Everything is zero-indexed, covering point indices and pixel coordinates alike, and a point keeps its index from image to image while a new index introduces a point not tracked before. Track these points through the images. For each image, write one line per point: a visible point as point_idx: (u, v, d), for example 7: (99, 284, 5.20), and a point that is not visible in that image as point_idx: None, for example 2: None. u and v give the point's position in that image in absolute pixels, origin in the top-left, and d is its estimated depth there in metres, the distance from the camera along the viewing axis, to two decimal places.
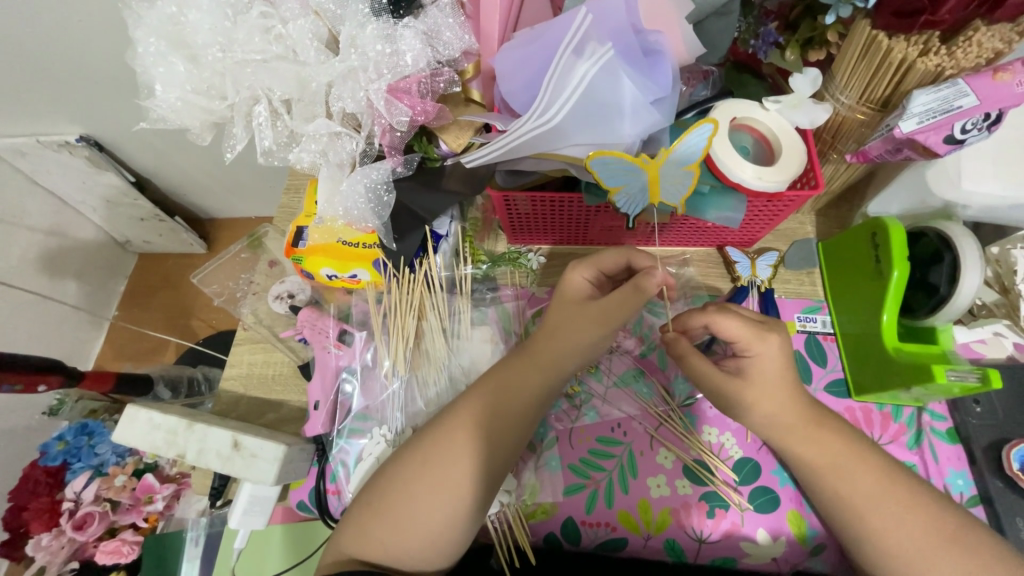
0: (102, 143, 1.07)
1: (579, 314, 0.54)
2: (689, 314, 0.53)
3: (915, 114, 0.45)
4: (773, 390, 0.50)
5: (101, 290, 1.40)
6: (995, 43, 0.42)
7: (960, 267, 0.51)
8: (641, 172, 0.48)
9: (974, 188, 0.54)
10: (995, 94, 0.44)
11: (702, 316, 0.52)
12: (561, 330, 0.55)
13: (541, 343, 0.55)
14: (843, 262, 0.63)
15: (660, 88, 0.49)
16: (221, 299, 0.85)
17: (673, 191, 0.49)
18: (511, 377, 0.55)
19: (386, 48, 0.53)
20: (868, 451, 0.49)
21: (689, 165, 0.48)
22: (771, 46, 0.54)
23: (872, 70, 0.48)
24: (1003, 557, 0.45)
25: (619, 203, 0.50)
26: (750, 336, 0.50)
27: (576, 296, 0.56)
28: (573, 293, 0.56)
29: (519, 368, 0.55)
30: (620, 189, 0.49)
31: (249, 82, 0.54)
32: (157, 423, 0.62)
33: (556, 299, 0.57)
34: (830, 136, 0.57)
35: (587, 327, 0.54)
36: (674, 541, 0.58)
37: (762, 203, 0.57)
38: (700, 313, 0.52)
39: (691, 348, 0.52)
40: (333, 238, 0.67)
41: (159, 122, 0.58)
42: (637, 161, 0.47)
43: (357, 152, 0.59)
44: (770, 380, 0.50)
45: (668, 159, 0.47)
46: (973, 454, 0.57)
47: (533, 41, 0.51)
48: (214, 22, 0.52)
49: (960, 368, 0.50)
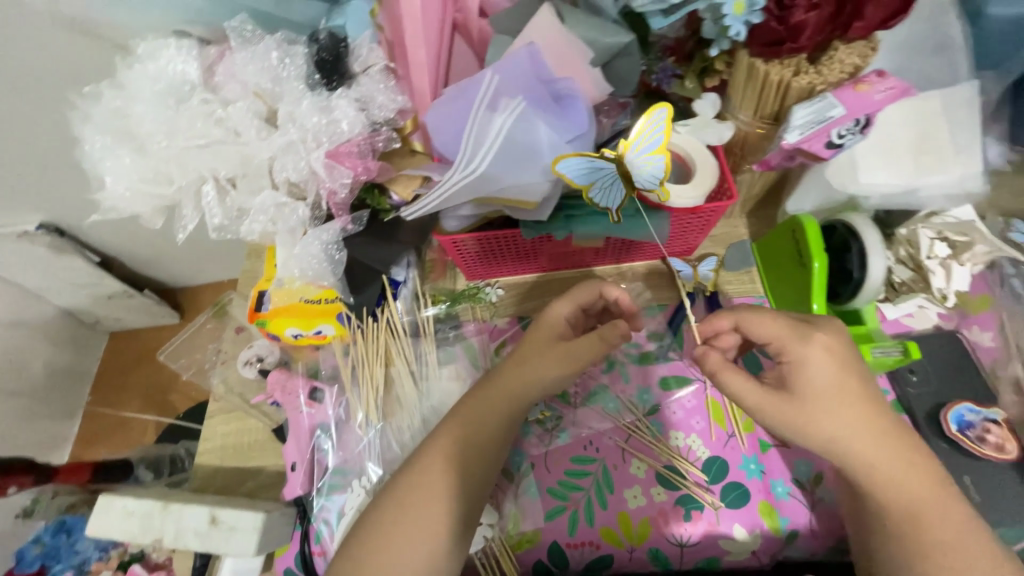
0: (62, 228, 1.05)
1: (551, 351, 0.57)
2: (718, 315, 0.55)
3: (797, 126, 0.50)
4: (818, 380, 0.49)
5: (73, 377, 1.37)
6: (854, 59, 0.49)
7: (866, 253, 0.56)
8: (604, 165, 0.48)
9: (870, 180, 0.59)
10: (859, 101, 0.49)
11: (731, 316, 0.54)
12: (532, 362, 0.57)
13: (511, 372, 0.57)
14: (775, 261, 0.68)
15: (574, 128, 0.53)
16: (189, 372, 0.83)
17: (649, 175, 0.49)
18: (480, 413, 0.56)
19: (322, 119, 0.58)
20: None
21: (655, 150, 0.48)
22: (671, 78, 0.61)
23: (759, 91, 0.53)
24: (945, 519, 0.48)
25: (595, 197, 0.51)
26: (788, 335, 0.51)
27: (550, 332, 0.58)
28: (545, 324, 0.59)
29: (488, 404, 0.57)
30: (591, 185, 0.50)
31: (194, 165, 0.57)
32: (131, 509, 0.61)
33: (534, 330, 0.60)
34: (739, 149, 0.62)
35: (554, 365, 0.56)
36: (657, 549, 0.60)
37: (687, 217, 0.61)
38: (730, 313, 0.54)
39: (723, 364, 0.50)
40: (294, 299, 0.69)
41: (110, 211, 0.60)
42: (597, 156, 0.48)
43: (306, 218, 0.61)
44: (827, 369, 0.49)
45: (630, 147, 0.48)
46: (918, 423, 0.61)
47: (455, 99, 0.55)
48: (156, 113, 0.56)
49: (885, 344, 0.56)
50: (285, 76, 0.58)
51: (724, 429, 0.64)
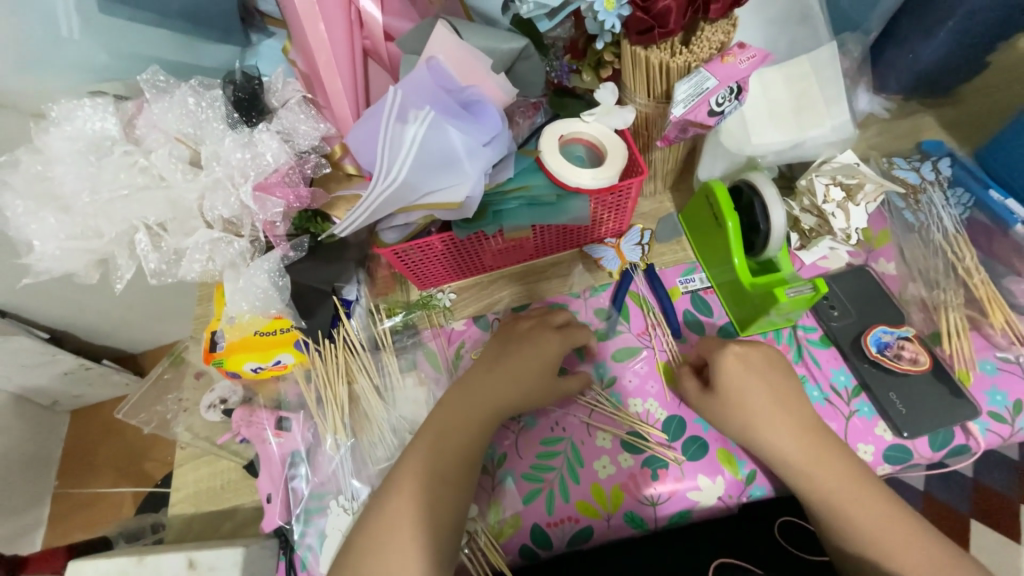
0: (3, 308, 1.02)
1: (550, 379, 0.64)
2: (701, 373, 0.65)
3: (680, 101, 0.55)
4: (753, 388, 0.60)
5: (37, 459, 1.31)
6: (719, 36, 0.56)
7: (768, 207, 0.62)
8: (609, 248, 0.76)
9: (761, 140, 0.66)
10: (728, 73, 0.55)
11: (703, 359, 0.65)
12: (532, 389, 0.63)
13: (510, 397, 0.62)
14: (700, 228, 0.73)
15: (488, 130, 0.57)
16: (150, 427, 0.80)
17: (632, 254, 0.75)
18: (468, 428, 0.60)
19: (246, 154, 0.60)
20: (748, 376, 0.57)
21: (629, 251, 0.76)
22: (570, 73, 0.68)
23: (646, 76, 0.59)
24: None
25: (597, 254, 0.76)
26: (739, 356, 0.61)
27: (553, 361, 0.65)
28: (547, 351, 0.65)
29: (484, 425, 0.61)
30: (602, 258, 0.76)
31: (123, 215, 0.58)
32: (104, 570, 0.60)
33: (536, 357, 0.64)
34: (645, 129, 0.67)
35: (551, 393, 0.64)
36: (632, 513, 0.63)
37: (608, 197, 0.66)
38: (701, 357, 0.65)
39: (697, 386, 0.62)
40: (247, 332, 0.70)
41: (43, 274, 0.60)
42: (603, 242, 0.76)
43: (245, 249, 0.62)
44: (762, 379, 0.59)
45: (625, 240, 0.76)
46: (844, 351, 0.66)
47: (372, 117, 0.57)
48: (79, 170, 0.57)
49: (797, 283, 0.62)
50: (204, 118, 0.60)
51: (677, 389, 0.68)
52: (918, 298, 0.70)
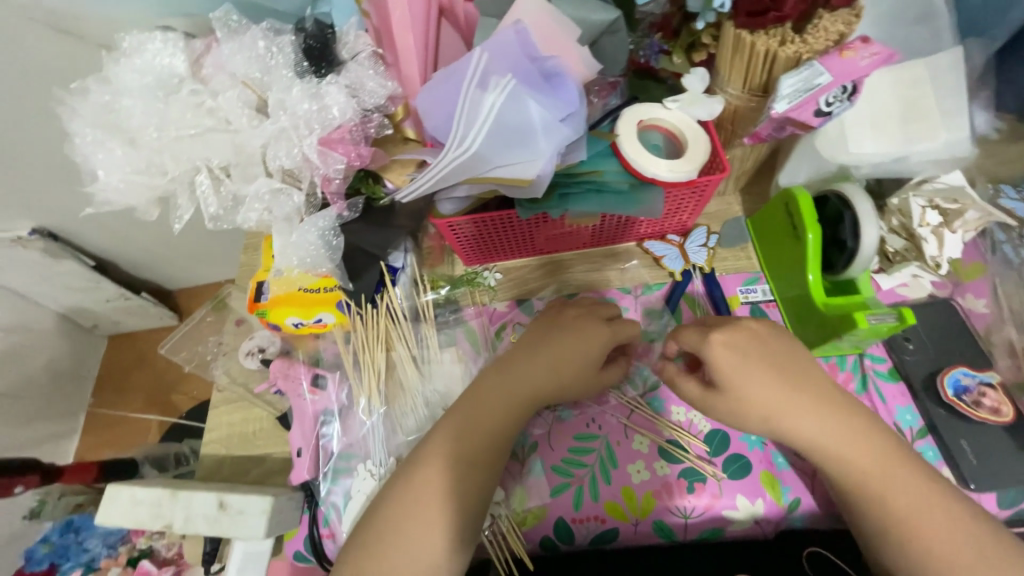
0: (56, 232, 1.06)
1: (590, 370, 0.61)
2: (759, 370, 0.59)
3: (786, 95, 0.50)
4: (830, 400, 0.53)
5: (74, 379, 1.37)
6: (837, 26, 0.49)
7: (859, 220, 0.57)
8: (672, 247, 0.72)
9: (860, 150, 0.60)
10: (846, 69, 0.49)
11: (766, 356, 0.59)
12: (569, 377, 0.60)
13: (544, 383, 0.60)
14: (770, 236, 0.68)
15: (566, 105, 0.54)
16: (191, 365, 0.84)
17: (696, 256, 0.71)
18: (498, 412, 0.58)
19: (313, 105, 0.58)
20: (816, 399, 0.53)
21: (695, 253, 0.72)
22: (658, 53, 0.62)
23: (746, 64, 0.53)
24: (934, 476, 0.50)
25: (659, 253, 0.72)
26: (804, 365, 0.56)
27: (597, 355, 0.61)
28: (591, 344, 0.61)
29: (514, 409, 0.59)
30: (663, 257, 0.72)
31: (187, 155, 0.57)
32: (139, 499, 0.61)
33: (579, 345, 0.61)
34: (730, 124, 0.62)
35: (588, 382, 0.61)
36: (661, 522, 0.61)
37: (682, 192, 0.61)
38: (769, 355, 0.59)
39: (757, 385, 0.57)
40: (293, 287, 0.69)
41: (105, 205, 0.60)
42: (667, 240, 0.73)
43: (302, 204, 0.61)
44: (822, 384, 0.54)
45: (688, 241, 0.72)
46: (915, 389, 0.62)
47: (447, 79, 0.54)
48: (147, 104, 0.56)
49: (880, 310, 0.57)
50: (273, 64, 0.58)
51: None
52: (1006, 341, 0.64)
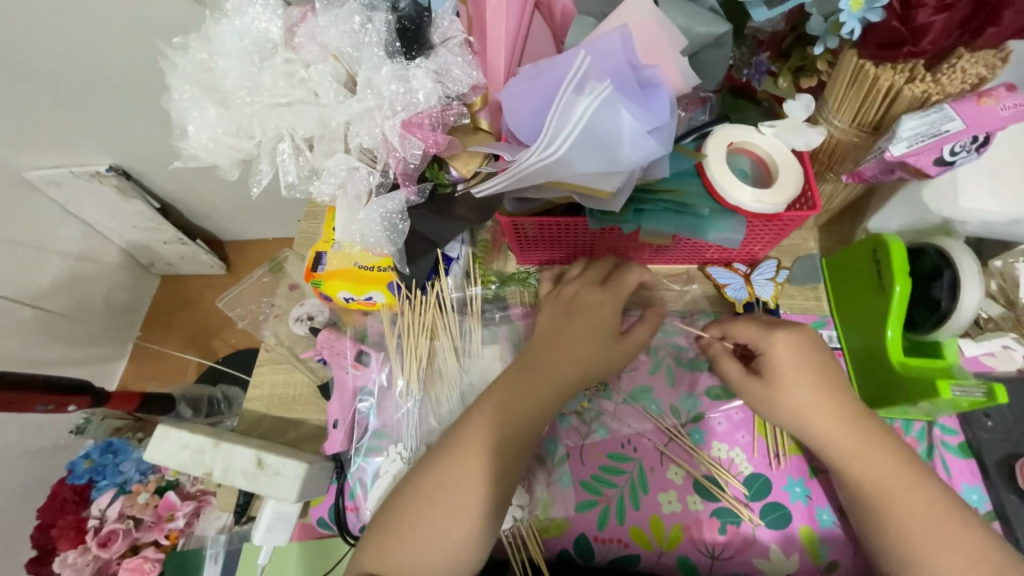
0: (129, 172, 1.13)
1: (606, 336, 0.60)
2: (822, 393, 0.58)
3: (904, 138, 0.47)
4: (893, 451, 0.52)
5: (128, 311, 1.46)
6: (978, 69, 0.45)
7: (960, 282, 0.53)
8: (737, 276, 0.68)
9: (971, 205, 0.55)
10: (981, 117, 0.46)
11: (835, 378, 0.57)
12: (586, 349, 0.60)
13: (562, 362, 0.59)
14: (847, 280, 0.64)
15: (658, 117, 0.51)
16: (243, 322, 0.88)
17: (762, 290, 0.66)
18: (519, 397, 0.57)
19: (399, 87, 0.58)
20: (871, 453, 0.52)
21: (763, 286, 0.66)
22: (764, 75, 0.58)
23: (862, 96, 0.50)
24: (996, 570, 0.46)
25: (722, 279, 0.68)
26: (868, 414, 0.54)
27: (607, 322, 0.61)
28: (596, 313, 0.61)
29: (535, 393, 0.57)
30: (725, 285, 0.68)
31: (274, 123, 0.58)
32: (185, 442, 0.65)
33: (588, 321, 0.61)
34: (827, 157, 0.59)
35: (608, 347, 0.60)
36: (686, 558, 0.59)
37: (762, 224, 0.58)
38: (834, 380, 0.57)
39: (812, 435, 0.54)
40: (350, 262, 0.71)
41: (191, 160, 0.62)
42: (733, 268, 0.68)
43: (374, 183, 0.62)
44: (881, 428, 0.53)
45: (756, 271, 0.67)
46: (986, 469, 0.57)
47: (538, 76, 0.53)
48: (241, 67, 0.57)
49: (966, 383, 0.52)
50: (365, 41, 0.57)
51: (769, 446, 0.62)
52: None
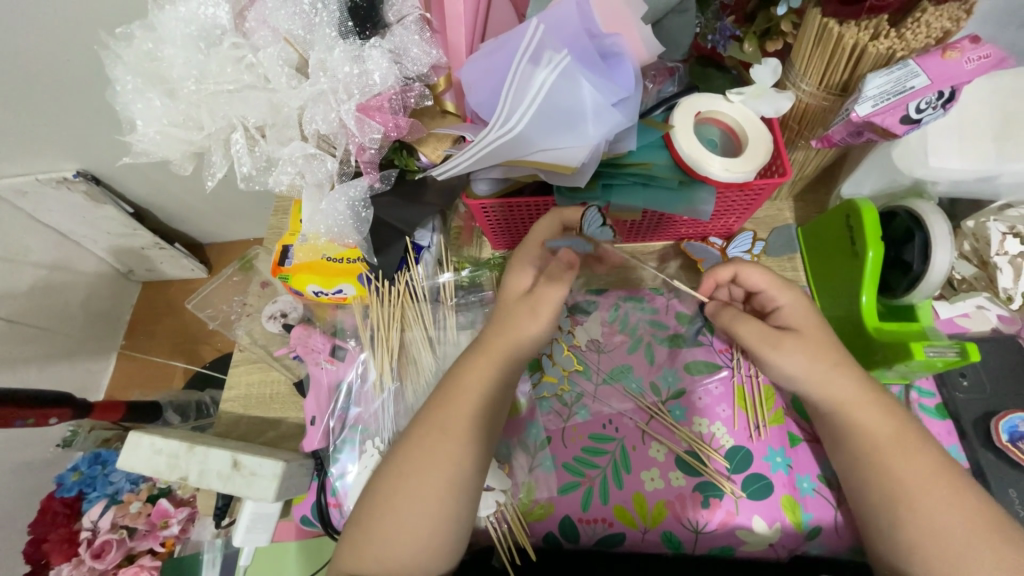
0: (98, 176, 1.08)
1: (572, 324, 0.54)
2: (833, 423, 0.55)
3: (870, 97, 0.46)
4: (881, 429, 0.51)
5: (108, 320, 1.43)
6: (943, 23, 0.44)
7: (932, 243, 0.53)
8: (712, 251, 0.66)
9: (941, 164, 0.55)
10: (945, 71, 0.45)
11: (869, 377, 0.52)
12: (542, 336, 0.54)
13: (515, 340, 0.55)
14: (824, 248, 0.63)
15: (621, 88, 0.50)
16: (216, 323, 0.86)
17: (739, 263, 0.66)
18: (479, 377, 0.54)
19: (354, 69, 0.55)
20: (862, 424, 0.51)
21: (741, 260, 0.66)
22: (728, 39, 0.56)
23: (828, 56, 0.49)
24: (975, 528, 0.46)
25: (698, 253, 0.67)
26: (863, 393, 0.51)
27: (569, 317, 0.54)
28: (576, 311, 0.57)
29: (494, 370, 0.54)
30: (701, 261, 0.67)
31: (224, 112, 0.56)
32: (159, 447, 0.63)
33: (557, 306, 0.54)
34: (796, 122, 0.58)
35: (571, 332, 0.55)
36: (671, 533, 0.59)
37: (734, 194, 0.57)
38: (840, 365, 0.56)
39: None
40: (317, 255, 0.68)
41: (141, 156, 0.59)
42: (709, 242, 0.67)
43: (335, 171, 0.60)
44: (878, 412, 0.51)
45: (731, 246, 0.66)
46: (962, 428, 0.58)
47: (494, 51, 0.51)
48: (187, 56, 0.54)
49: (940, 343, 0.52)
50: (317, 21, 0.54)
51: (749, 419, 0.62)
52: None
